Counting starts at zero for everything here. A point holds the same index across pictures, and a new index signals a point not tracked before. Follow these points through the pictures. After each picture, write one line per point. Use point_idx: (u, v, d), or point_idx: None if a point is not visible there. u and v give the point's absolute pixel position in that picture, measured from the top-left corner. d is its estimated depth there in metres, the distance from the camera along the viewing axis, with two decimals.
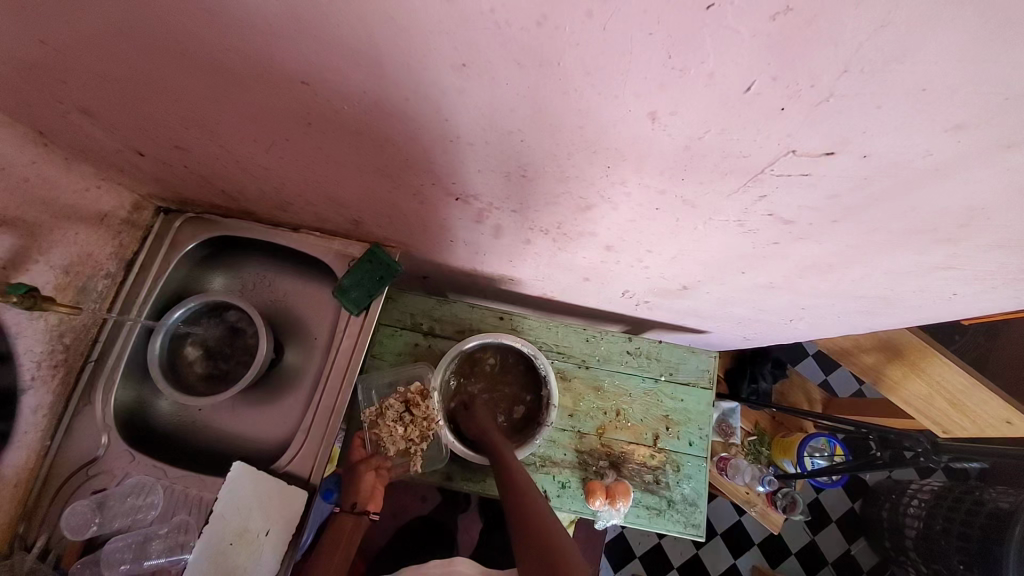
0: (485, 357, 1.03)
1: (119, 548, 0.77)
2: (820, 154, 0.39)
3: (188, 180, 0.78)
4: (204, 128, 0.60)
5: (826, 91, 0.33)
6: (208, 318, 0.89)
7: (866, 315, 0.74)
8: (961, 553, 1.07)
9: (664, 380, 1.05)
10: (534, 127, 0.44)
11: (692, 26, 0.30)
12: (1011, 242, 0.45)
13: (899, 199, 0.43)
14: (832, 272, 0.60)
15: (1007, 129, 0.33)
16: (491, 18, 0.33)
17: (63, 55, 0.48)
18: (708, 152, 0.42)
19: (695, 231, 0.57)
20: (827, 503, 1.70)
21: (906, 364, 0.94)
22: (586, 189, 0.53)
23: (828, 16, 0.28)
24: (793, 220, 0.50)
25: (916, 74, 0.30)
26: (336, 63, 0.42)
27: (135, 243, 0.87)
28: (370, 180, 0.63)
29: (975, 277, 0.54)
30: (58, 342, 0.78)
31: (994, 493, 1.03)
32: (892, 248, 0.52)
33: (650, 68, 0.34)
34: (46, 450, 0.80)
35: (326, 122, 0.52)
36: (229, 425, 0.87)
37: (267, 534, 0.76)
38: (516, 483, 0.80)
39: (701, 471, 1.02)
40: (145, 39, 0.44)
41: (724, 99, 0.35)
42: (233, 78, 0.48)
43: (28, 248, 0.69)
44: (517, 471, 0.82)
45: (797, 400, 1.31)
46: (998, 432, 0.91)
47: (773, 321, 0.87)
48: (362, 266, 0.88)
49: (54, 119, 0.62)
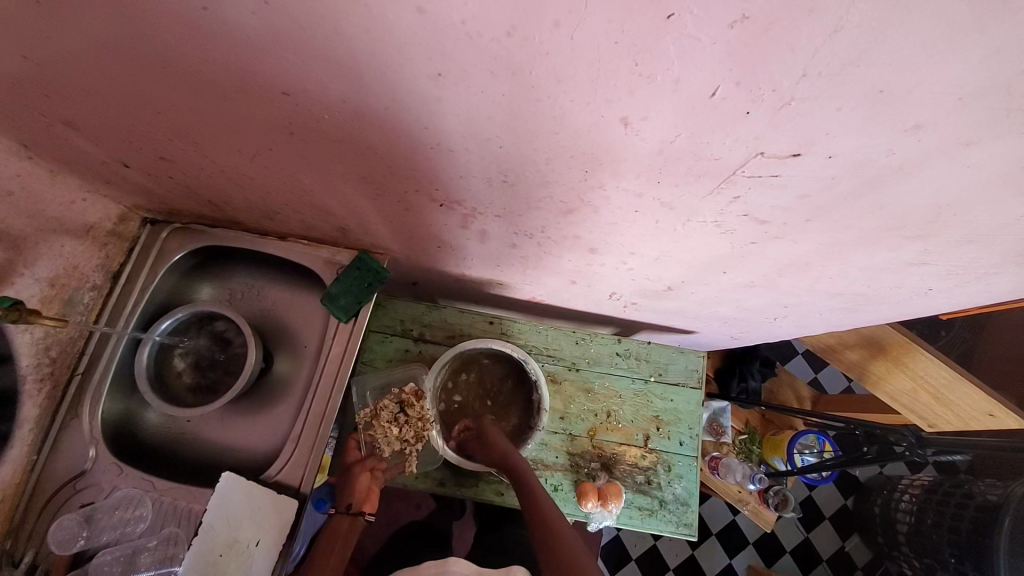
0: (466, 368, 1.04)
1: (108, 561, 0.76)
2: (787, 156, 0.40)
3: (174, 191, 0.78)
4: (188, 139, 0.60)
5: (788, 95, 0.34)
6: (196, 328, 0.89)
7: (848, 312, 0.75)
8: (952, 546, 1.08)
9: (653, 380, 1.05)
10: (511, 134, 0.45)
11: (655, 34, 0.31)
12: (979, 237, 0.47)
13: (867, 197, 0.44)
14: (810, 269, 0.62)
15: (964, 126, 0.34)
16: (464, 30, 0.34)
17: (45, 69, 0.49)
18: (681, 155, 0.43)
19: (675, 232, 0.58)
20: (820, 501, 1.72)
21: (890, 360, 0.96)
22: (567, 194, 0.54)
23: (784, 24, 0.29)
24: (768, 220, 0.51)
25: (874, 77, 0.31)
26: (316, 74, 0.42)
27: (121, 254, 0.88)
28: (355, 188, 0.64)
29: (949, 271, 0.55)
30: (45, 355, 0.78)
31: (983, 486, 1.05)
32: (867, 246, 0.53)
33: (619, 75, 0.35)
34: (33, 465, 0.79)
35: (308, 132, 0.52)
36: (218, 436, 0.87)
37: (258, 544, 0.76)
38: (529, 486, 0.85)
39: (691, 470, 1.03)
40: (129, 54, 0.45)
41: (691, 103, 0.36)
42: (216, 90, 0.49)
43: (14, 261, 0.69)
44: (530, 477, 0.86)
45: (787, 398, 1.32)
46: (983, 425, 0.93)
47: (758, 320, 0.88)
48: (352, 273, 0.88)
49: (37, 133, 0.62)
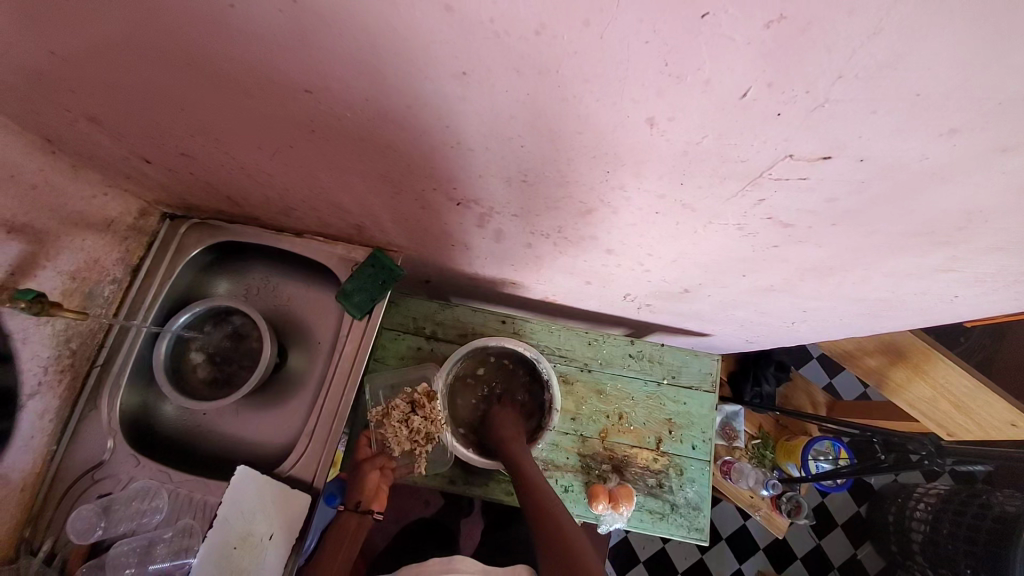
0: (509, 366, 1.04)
1: (125, 552, 0.77)
2: (817, 159, 0.40)
3: (193, 187, 0.79)
4: (210, 136, 0.61)
5: (821, 97, 0.33)
6: (212, 323, 0.90)
7: (868, 318, 0.74)
8: (968, 557, 1.06)
9: (666, 383, 1.05)
10: (534, 135, 0.44)
11: (687, 35, 0.31)
12: (1011, 244, 0.46)
13: (898, 203, 0.43)
14: (832, 274, 0.61)
15: (1002, 132, 0.33)
16: (491, 28, 0.33)
17: (73, 65, 0.49)
18: (706, 157, 0.42)
19: (695, 234, 0.57)
20: (833, 508, 1.69)
21: (909, 367, 0.94)
22: (587, 195, 0.53)
23: (822, 24, 0.28)
24: (792, 223, 0.50)
25: (911, 80, 0.31)
26: (340, 73, 0.42)
27: (141, 249, 0.89)
28: (372, 186, 0.64)
29: (976, 278, 0.54)
30: (66, 347, 0.79)
31: (1002, 497, 1.02)
32: (891, 251, 0.52)
33: (646, 75, 0.35)
34: (52, 455, 0.80)
35: (329, 130, 0.53)
36: (233, 429, 0.88)
37: (271, 538, 0.76)
38: (531, 479, 0.86)
39: (704, 474, 1.02)
40: (158, 54, 0.46)
41: (721, 103, 0.36)
42: (238, 88, 0.49)
43: (37, 254, 0.70)
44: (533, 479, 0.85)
45: (801, 403, 1.31)
46: (1003, 435, 0.90)
47: (775, 324, 0.87)
48: (365, 271, 0.89)
49: (62, 129, 0.63)
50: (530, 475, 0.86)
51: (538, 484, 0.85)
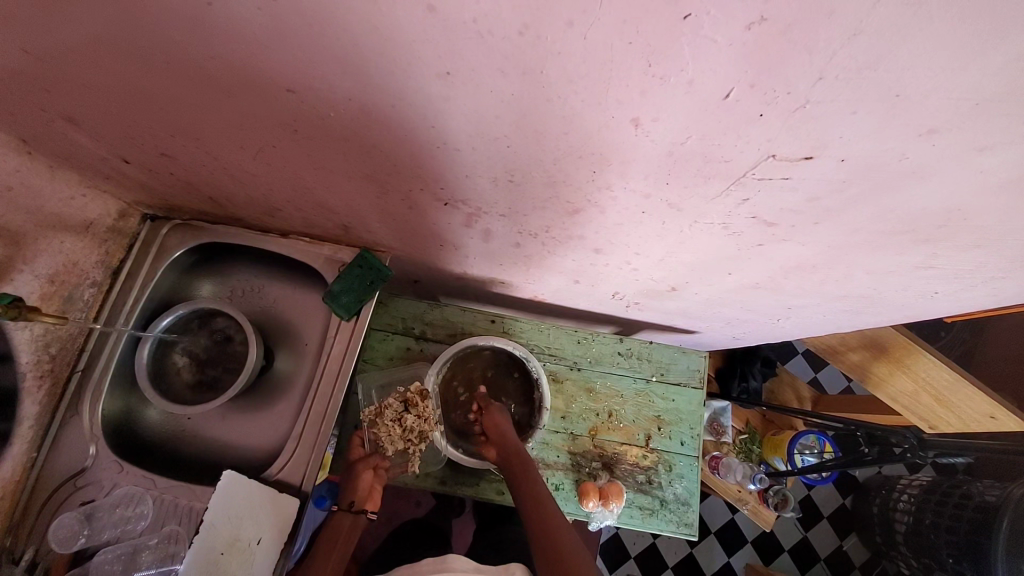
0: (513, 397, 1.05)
1: (109, 560, 0.76)
2: (799, 159, 0.40)
3: (174, 187, 0.78)
4: (191, 136, 0.60)
5: (802, 98, 0.34)
6: (197, 325, 0.88)
7: (852, 314, 0.75)
8: (951, 547, 1.08)
9: (655, 380, 1.05)
10: (520, 134, 0.44)
11: (671, 35, 0.31)
12: (988, 242, 0.47)
13: (877, 201, 0.44)
14: (815, 272, 0.61)
15: (978, 131, 0.34)
16: (475, 28, 0.33)
17: (47, 64, 0.48)
18: (691, 157, 0.43)
19: (681, 233, 0.58)
20: (818, 500, 1.72)
21: (892, 361, 0.96)
22: (573, 194, 0.53)
23: (803, 26, 0.29)
24: (776, 222, 0.51)
25: (893, 79, 0.31)
26: (322, 72, 0.42)
27: (121, 251, 0.87)
28: (358, 187, 0.64)
29: (955, 275, 0.55)
30: (45, 352, 0.77)
31: (982, 487, 1.05)
32: (872, 248, 0.53)
33: (630, 76, 0.35)
34: (33, 462, 0.79)
35: (312, 129, 0.52)
36: (218, 433, 0.86)
37: (259, 543, 0.75)
38: (523, 467, 0.90)
39: (692, 470, 1.03)
40: (133, 51, 0.44)
41: (703, 104, 0.36)
42: (217, 86, 0.48)
43: (13, 257, 0.68)
44: (528, 471, 0.89)
45: (787, 398, 1.33)
46: (983, 426, 0.93)
47: (761, 320, 0.88)
48: (353, 271, 0.88)
49: (37, 128, 0.61)
50: (524, 468, 0.90)
51: (530, 475, 0.89)
